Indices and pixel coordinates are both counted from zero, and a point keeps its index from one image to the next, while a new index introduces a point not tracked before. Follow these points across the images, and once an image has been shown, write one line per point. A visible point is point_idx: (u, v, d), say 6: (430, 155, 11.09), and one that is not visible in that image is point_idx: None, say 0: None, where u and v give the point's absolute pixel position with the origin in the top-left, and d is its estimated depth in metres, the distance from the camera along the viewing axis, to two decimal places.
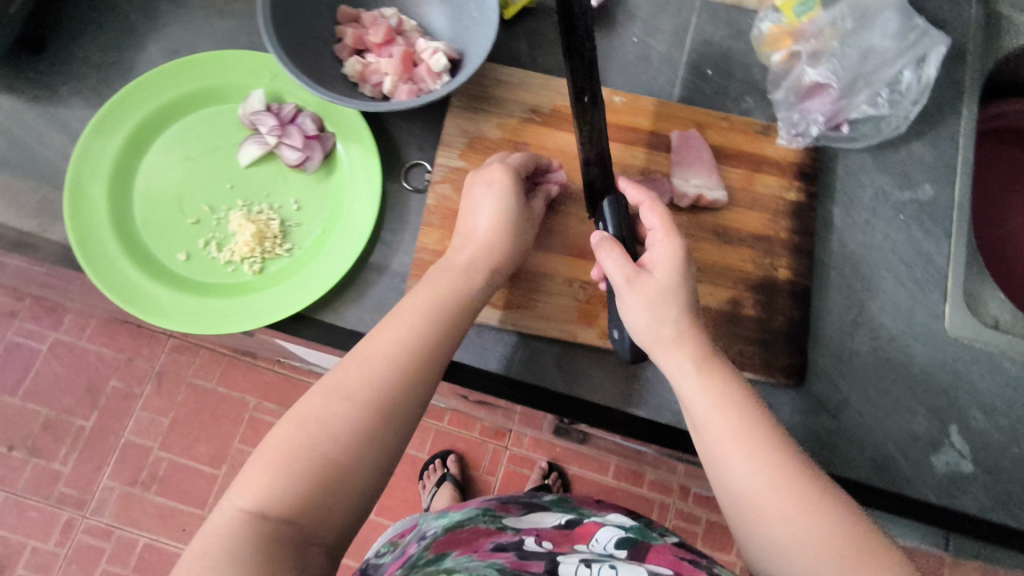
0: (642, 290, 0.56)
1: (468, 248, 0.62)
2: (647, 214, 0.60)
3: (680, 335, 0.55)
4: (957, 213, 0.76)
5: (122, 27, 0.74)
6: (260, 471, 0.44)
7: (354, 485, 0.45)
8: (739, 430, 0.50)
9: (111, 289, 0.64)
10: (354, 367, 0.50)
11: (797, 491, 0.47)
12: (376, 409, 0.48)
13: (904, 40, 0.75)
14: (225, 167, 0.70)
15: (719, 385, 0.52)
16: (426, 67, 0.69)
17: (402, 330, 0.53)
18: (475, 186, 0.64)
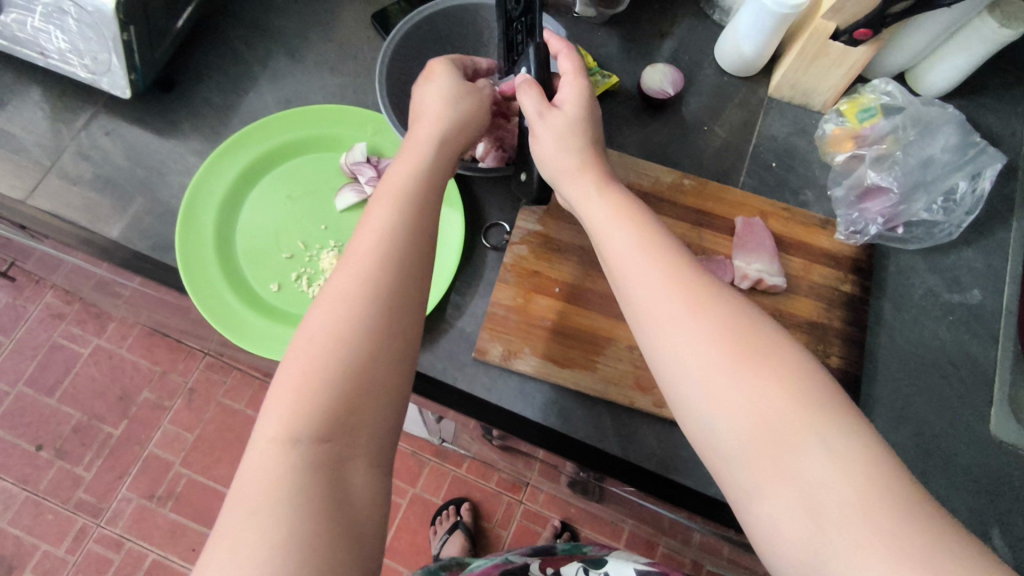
0: (554, 122, 0.61)
1: (429, 131, 0.62)
2: (564, 89, 0.63)
3: (650, 264, 0.51)
4: (1004, 319, 0.80)
5: (243, 75, 0.82)
6: (280, 407, 0.46)
7: (373, 397, 0.47)
8: (686, 310, 0.49)
9: (209, 310, 0.68)
10: (337, 286, 0.50)
11: (794, 419, 0.43)
12: (360, 311, 0.49)
13: (961, 154, 0.80)
14: (322, 210, 0.76)
15: (659, 262, 0.52)
16: (517, 140, 0.76)
17: (375, 233, 0.53)
18: (427, 83, 0.66)
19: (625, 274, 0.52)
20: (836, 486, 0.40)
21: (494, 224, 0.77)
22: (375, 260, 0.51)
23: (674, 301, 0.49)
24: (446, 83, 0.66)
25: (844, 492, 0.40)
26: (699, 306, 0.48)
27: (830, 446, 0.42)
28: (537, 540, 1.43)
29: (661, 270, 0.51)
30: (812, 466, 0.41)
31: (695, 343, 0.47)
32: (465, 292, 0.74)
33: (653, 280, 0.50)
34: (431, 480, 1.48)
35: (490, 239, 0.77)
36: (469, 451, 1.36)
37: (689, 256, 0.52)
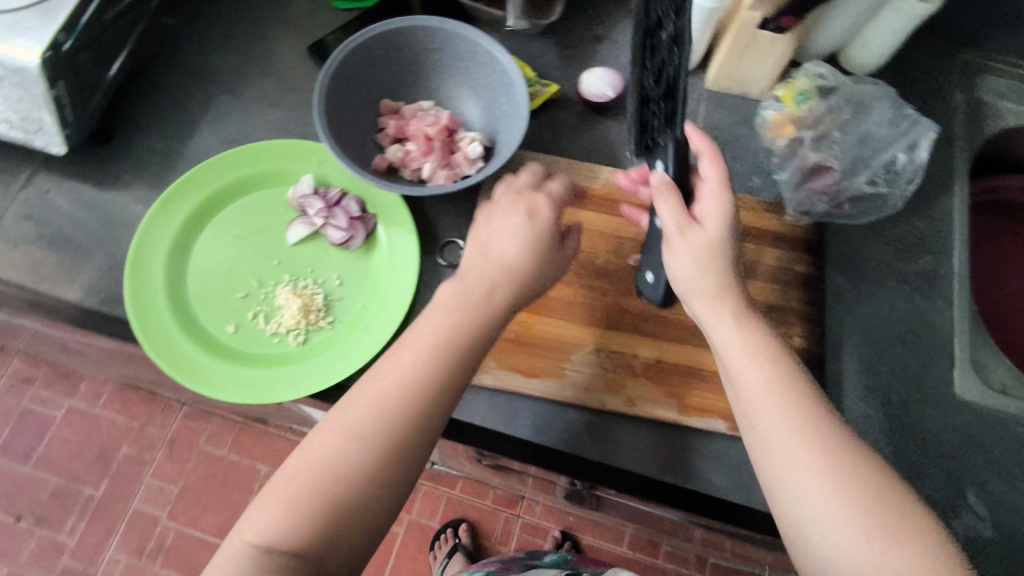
0: (693, 239, 0.59)
1: (484, 275, 0.59)
2: (709, 205, 0.61)
3: (726, 310, 0.57)
4: (957, 282, 0.81)
5: (183, 118, 0.82)
6: (262, 511, 0.48)
7: (353, 520, 0.48)
8: (779, 399, 0.52)
9: (166, 359, 0.68)
10: (370, 397, 0.52)
11: (839, 470, 0.49)
12: (390, 434, 0.51)
13: (896, 127, 0.82)
14: (274, 245, 0.75)
15: (764, 350, 0.55)
16: (463, 155, 0.75)
17: (412, 361, 0.54)
18: (515, 211, 0.63)
19: (709, 308, 0.58)
20: (863, 528, 0.47)
21: (448, 241, 0.77)
22: (409, 386, 0.53)
23: (740, 346, 0.55)
24: (522, 217, 0.63)
25: (871, 536, 0.46)
26: (763, 353, 0.55)
27: (869, 495, 0.48)
28: (539, 553, 1.42)
29: (736, 314, 0.57)
30: (846, 509, 0.47)
31: (759, 384, 0.53)
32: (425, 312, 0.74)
33: (725, 323, 0.57)
34: (426, 504, 1.47)
35: (445, 257, 0.76)
36: (461, 471, 1.35)
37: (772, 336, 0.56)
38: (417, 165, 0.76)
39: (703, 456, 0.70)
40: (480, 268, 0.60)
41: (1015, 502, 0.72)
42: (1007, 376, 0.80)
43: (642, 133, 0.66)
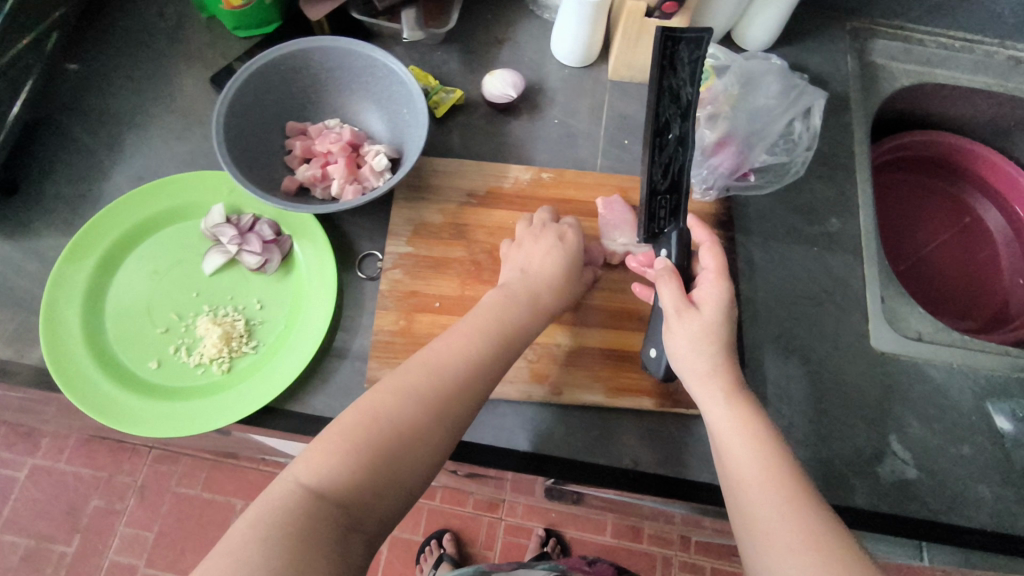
0: (690, 323, 0.63)
1: (521, 279, 0.70)
2: (705, 285, 0.65)
3: (706, 348, 0.62)
4: (864, 239, 0.85)
5: (91, 162, 0.82)
6: (319, 457, 0.50)
7: (398, 478, 0.51)
8: (756, 448, 0.56)
9: (86, 402, 0.67)
10: (426, 368, 0.58)
11: (796, 503, 0.52)
12: (448, 399, 0.56)
13: (788, 96, 0.86)
14: (191, 278, 0.76)
15: (746, 411, 0.59)
16: (369, 168, 0.76)
17: (463, 346, 0.61)
18: (544, 236, 0.74)
19: (681, 343, 0.63)
20: (808, 554, 0.48)
21: (366, 254, 0.78)
22: (461, 365, 0.59)
23: (720, 381, 0.61)
24: (552, 240, 0.73)
25: (814, 562, 0.48)
26: (740, 398, 0.60)
27: (820, 526, 0.50)
28: (525, 552, 1.41)
29: (717, 350, 0.62)
30: (796, 534, 0.50)
31: (730, 422, 0.58)
32: (349, 326, 0.75)
33: (704, 355, 0.62)
34: (409, 518, 1.45)
35: (364, 270, 0.78)
36: (437, 482, 1.34)
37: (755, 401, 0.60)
38: (327, 183, 0.77)
39: (631, 434, 0.72)
40: (518, 276, 0.70)
41: (937, 442, 0.75)
42: (923, 323, 0.84)
43: (650, 221, 0.71)
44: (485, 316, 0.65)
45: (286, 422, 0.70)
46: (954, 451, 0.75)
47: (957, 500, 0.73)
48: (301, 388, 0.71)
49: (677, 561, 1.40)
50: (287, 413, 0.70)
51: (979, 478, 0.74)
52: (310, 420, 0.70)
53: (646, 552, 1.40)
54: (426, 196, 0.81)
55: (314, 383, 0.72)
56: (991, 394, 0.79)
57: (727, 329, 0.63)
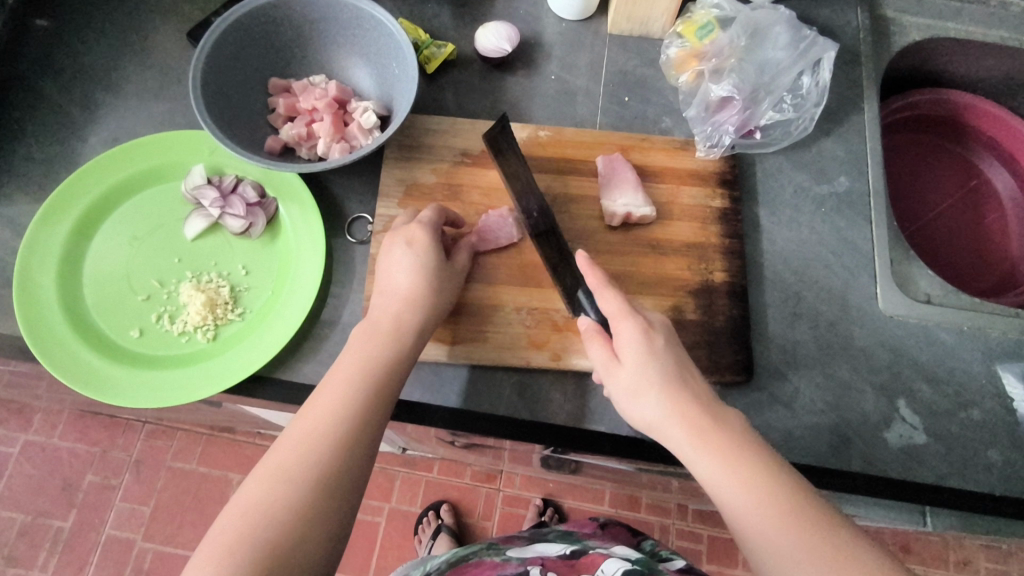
0: (621, 381, 0.58)
1: (387, 308, 0.63)
2: (621, 327, 0.59)
3: (652, 393, 0.56)
4: (873, 199, 0.82)
5: (63, 123, 0.77)
6: (198, 569, 0.46)
7: (294, 561, 0.47)
8: (750, 497, 0.50)
9: (65, 372, 0.64)
10: (294, 438, 0.53)
11: (811, 541, 0.48)
12: (324, 464, 0.52)
13: (796, 49, 0.81)
14: (173, 243, 0.72)
15: (720, 452, 0.53)
16: (356, 125, 0.72)
17: (328, 401, 0.55)
18: (395, 245, 0.67)
19: (624, 397, 0.58)
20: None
21: (356, 217, 0.75)
22: (329, 423, 0.54)
23: (675, 424, 0.55)
24: (398, 246, 0.66)
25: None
26: (710, 435, 0.54)
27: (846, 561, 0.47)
28: (523, 523, 1.40)
29: (659, 394, 0.56)
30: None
31: (711, 466, 0.53)
32: (339, 292, 0.72)
33: (649, 403, 0.56)
34: (406, 490, 1.44)
35: (354, 234, 0.74)
36: (435, 454, 1.32)
37: (726, 425, 0.55)
38: (313, 143, 0.73)
39: None
40: (381, 305, 0.64)
41: (947, 407, 0.73)
42: (932, 285, 0.80)
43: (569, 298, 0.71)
44: (362, 353, 0.60)
45: (276, 391, 0.67)
46: (964, 416, 0.73)
47: (966, 465, 0.71)
48: (291, 356, 0.69)
49: (675, 530, 1.39)
50: (278, 381, 0.68)
51: (988, 442, 0.72)
52: (300, 389, 0.67)
53: (645, 521, 1.40)
54: (419, 155, 0.77)
55: (304, 351, 0.69)
56: (1002, 356, 0.76)
57: (662, 362, 0.57)
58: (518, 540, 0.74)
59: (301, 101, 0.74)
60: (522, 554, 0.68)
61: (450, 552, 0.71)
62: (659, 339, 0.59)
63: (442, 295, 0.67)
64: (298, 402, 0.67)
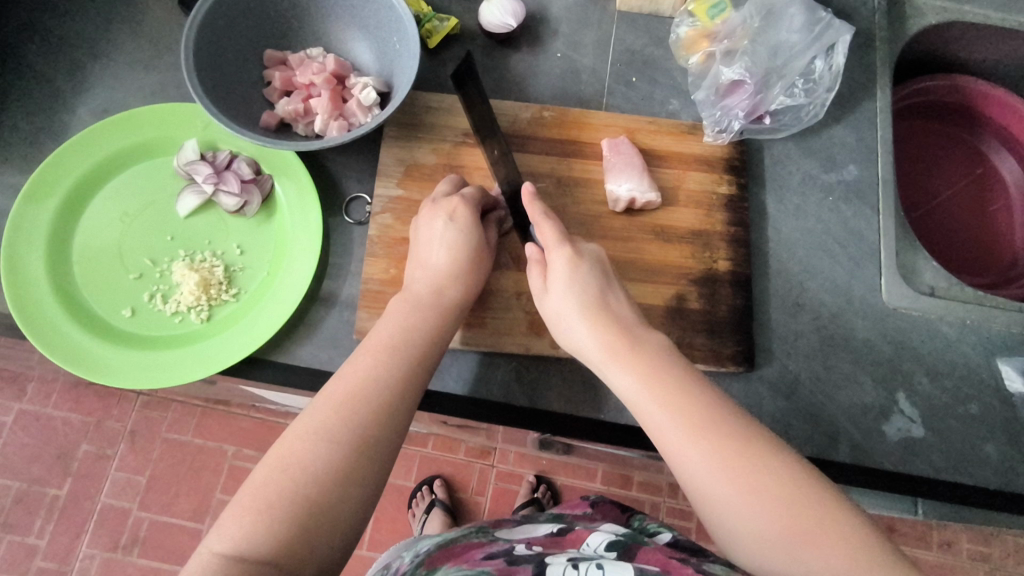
0: (552, 305, 0.60)
1: (427, 282, 0.63)
2: (551, 258, 0.60)
3: (576, 318, 0.57)
4: (882, 189, 0.80)
5: (50, 92, 0.75)
6: (236, 518, 0.45)
7: (332, 522, 0.46)
8: (665, 405, 0.51)
9: (56, 351, 0.63)
10: (336, 402, 0.52)
11: (720, 449, 0.49)
12: (370, 426, 0.51)
13: (810, 32, 0.79)
14: (165, 220, 0.70)
15: (637, 362, 0.54)
16: (355, 102, 0.70)
17: (371, 367, 0.55)
18: (435, 219, 0.65)
19: (555, 320, 0.60)
20: (740, 499, 0.47)
21: (354, 197, 0.73)
22: (370, 389, 0.53)
23: (598, 345, 0.56)
24: (440, 220, 0.65)
25: (748, 504, 0.47)
26: (626, 354, 0.55)
27: (753, 468, 0.48)
28: (516, 498, 1.41)
29: (581, 316, 0.57)
30: (725, 482, 0.48)
31: (630, 384, 0.53)
32: (335, 273, 0.70)
33: (575, 326, 0.58)
34: (401, 465, 1.44)
35: (352, 214, 0.73)
36: (429, 430, 1.32)
37: (643, 340, 0.56)
38: (310, 119, 0.71)
39: None
40: (421, 278, 0.63)
41: (945, 400, 0.73)
42: (937, 278, 0.79)
43: None
44: (411, 318, 0.60)
45: (272, 373, 0.66)
46: (963, 410, 0.73)
47: (961, 459, 0.71)
48: (286, 338, 0.67)
49: (665, 508, 1.41)
50: (273, 364, 0.67)
51: (986, 437, 0.72)
52: (296, 372, 0.66)
53: (636, 499, 1.41)
54: (419, 134, 0.75)
55: (300, 334, 0.68)
56: (1002, 350, 0.75)
57: (583, 286, 0.58)
58: (507, 524, 0.71)
59: (296, 77, 0.71)
60: (511, 535, 0.65)
61: (438, 536, 0.66)
62: (584, 265, 0.60)
63: (478, 279, 0.65)
64: (294, 386, 0.67)
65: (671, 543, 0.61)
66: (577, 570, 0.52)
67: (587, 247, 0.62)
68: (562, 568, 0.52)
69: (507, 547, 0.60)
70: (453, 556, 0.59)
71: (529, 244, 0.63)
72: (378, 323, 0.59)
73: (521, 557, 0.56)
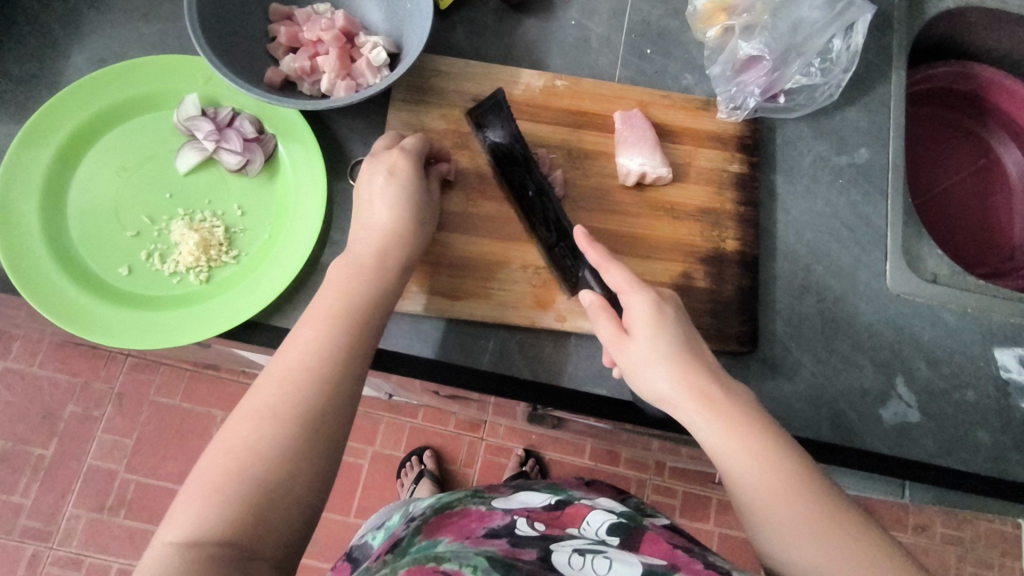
0: (606, 327, 0.59)
1: (368, 244, 0.61)
2: (632, 302, 0.58)
3: (664, 369, 0.56)
4: (892, 173, 0.79)
5: (42, 38, 0.71)
6: (185, 508, 0.45)
7: (284, 500, 0.47)
8: (749, 456, 0.52)
9: (49, 307, 0.62)
10: (276, 379, 0.51)
11: (828, 536, 0.51)
12: (313, 396, 0.51)
13: (832, 10, 0.76)
14: (164, 176, 0.68)
15: (711, 405, 0.54)
16: (364, 62, 0.68)
17: (311, 340, 0.53)
18: (373, 172, 0.64)
19: (635, 367, 0.57)
20: (829, 562, 0.50)
21: (359, 160, 0.71)
22: (309, 363, 0.52)
23: (683, 398, 0.55)
24: (380, 176, 0.63)
25: (836, 570, 0.50)
26: (733, 421, 0.54)
27: (832, 522, 0.51)
28: (504, 471, 1.42)
29: (668, 364, 0.56)
30: (812, 540, 0.51)
31: (714, 436, 0.54)
32: (338, 239, 0.69)
33: (660, 377, 0.56)
34: (390, 435, 1.44)
35: (357, 178, 0.71)
36: (421, 401, 1.31)
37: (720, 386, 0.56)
38: (316, 78, 0.68)
39: None
40: (364, 240, 0.61)
41: (942, 387, 0.73)
42: (940, 265, 0.79)
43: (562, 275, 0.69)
44: (354, 283, 0.58)
45: (271, 338, 0.65)
46: (959, 398, 0.73)
47: (954, 445, 0.72)
48: (287, 304, 0.66)
49: (651, 485, 1.42)
50: (273, 329, 0.66)
51: (980, 424, 0.73)
52: None
53: (623, 475, 1.42)
54: (428, 99, 0.73)
55: (301, 299, 0.67)
56: (1001, 339, 0.76)
57: (673, 336, 0.57)
58: (502, 491, 0.70)
59: (302, 32, 0.69)
60: (507, 503, 0.63)
61: (433, 498, 0.65)
62: (668, 311, 0.58)
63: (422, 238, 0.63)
64: None
65: (668, 527, 0.62)
66: (583, 558, 0.51)
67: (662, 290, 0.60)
68: (568, 558, 0.51)
69: (508, 521, 0.58)
70: (451, 526, 0.58)
71: (590, 290, 0.59)
72: (323, 289, 0.58)
73: (524, 538, 0.54)
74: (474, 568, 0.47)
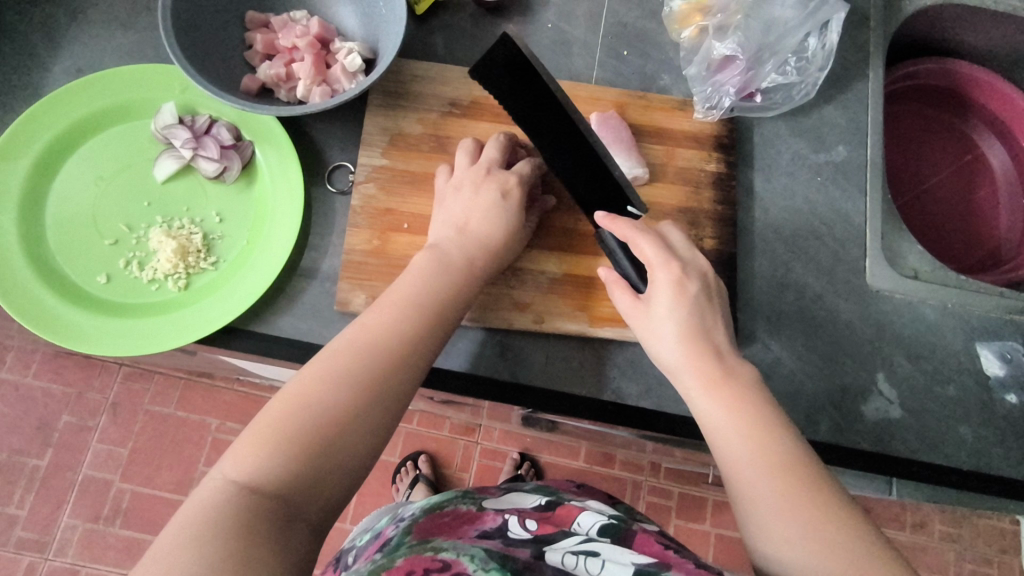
0: (624, 297, 0.62)
1: (453, 240, 0.62)
2: (655, 275, 0.60)
3: (672, 337, 0.58)
4: (870, 170, 0.80)
5: (21, 50, 0.72)
6: (249, 448, 0.45)
7: (339, 464, 0.46)
8: (738, 421, 0.53)
9: (27, 316, 0.62)
10: (355, 346, 0.52)
11: (805, 516, 0.48)
12: (385, 369, 0.51)
13: (806, 9, 0.76)
14: (142, 184, 0.68)
15: (712, 373, 0.56)
16: (340, 68, 0.68)
17: (391, 316, 0.55)
18: (486, 188, 0.65)
19: (647, 332, 0.60)
20: (802, 544, 0.47)
21: (336, 165, 0.72)
22: (388, 338, 0.53)
23: (684, 364, 0.57)
24: (491, 193, 0.65)
25: (810, 552, 0.46)
26: (727, 389, 0.55)
27: (812, 503, 0.48)
28: (499, 475, 1.42)
29: (676, 338, 0.58)
30: (788, 516, 0.48)
31: (710, 402, 0.55)
32: (317, 244, 0.69)
33: (667, 345, 0.58)
34: None
35: (335, 183, 0.71)
36: (415, 406, 1.31)
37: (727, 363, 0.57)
38: (292, 84, 0.69)
39: (616, 366, 0.69)
40: (450, 237, 0.63)
41: (924, 383, 0.73)
42: (921, 261, 0.79)
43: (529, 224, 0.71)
44: (430, 268, 0.60)
45: (250, 344, 0.65)
46: (942, 393, 0.73)
47: (937, 440, 0.72)
48: (265, 309, 0.66)
49: (646, 486, 1.41)
50: (251, 334, 0.66)
51: (963, 419, 0.73)
52: (275, 343, 0.66)
53: (618, 477, 1.41)
54: (405, 103, 0.73)
55: (280, 304, 0.67)
56: (982, 335, 0.76)
57: (687, 312, 0.58)
58: (492, 491, 0.70)
59: (277, 39, 0.69)
60: (498, 504, 0.63)
61: (424, 499, 0.64)
62: (691, 288, 0.59)
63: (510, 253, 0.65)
64: (272, 356, 0.66)
65: (658, 533, 0.60)
66: (578, 557, 0.51)
67: (692, 263, 0.61)
68: (563, 557, 0.51)
69: (500, 523, 0.58)
70: (444, 526, 0.57)
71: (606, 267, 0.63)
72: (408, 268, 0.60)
73: (517, 540, 0.54)
74: (472, 557, 0.47)
